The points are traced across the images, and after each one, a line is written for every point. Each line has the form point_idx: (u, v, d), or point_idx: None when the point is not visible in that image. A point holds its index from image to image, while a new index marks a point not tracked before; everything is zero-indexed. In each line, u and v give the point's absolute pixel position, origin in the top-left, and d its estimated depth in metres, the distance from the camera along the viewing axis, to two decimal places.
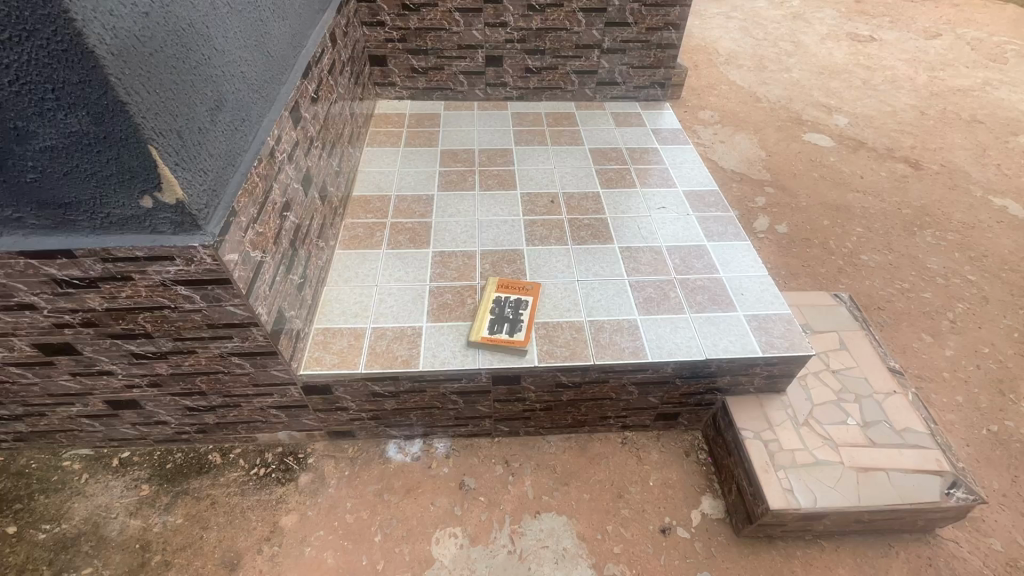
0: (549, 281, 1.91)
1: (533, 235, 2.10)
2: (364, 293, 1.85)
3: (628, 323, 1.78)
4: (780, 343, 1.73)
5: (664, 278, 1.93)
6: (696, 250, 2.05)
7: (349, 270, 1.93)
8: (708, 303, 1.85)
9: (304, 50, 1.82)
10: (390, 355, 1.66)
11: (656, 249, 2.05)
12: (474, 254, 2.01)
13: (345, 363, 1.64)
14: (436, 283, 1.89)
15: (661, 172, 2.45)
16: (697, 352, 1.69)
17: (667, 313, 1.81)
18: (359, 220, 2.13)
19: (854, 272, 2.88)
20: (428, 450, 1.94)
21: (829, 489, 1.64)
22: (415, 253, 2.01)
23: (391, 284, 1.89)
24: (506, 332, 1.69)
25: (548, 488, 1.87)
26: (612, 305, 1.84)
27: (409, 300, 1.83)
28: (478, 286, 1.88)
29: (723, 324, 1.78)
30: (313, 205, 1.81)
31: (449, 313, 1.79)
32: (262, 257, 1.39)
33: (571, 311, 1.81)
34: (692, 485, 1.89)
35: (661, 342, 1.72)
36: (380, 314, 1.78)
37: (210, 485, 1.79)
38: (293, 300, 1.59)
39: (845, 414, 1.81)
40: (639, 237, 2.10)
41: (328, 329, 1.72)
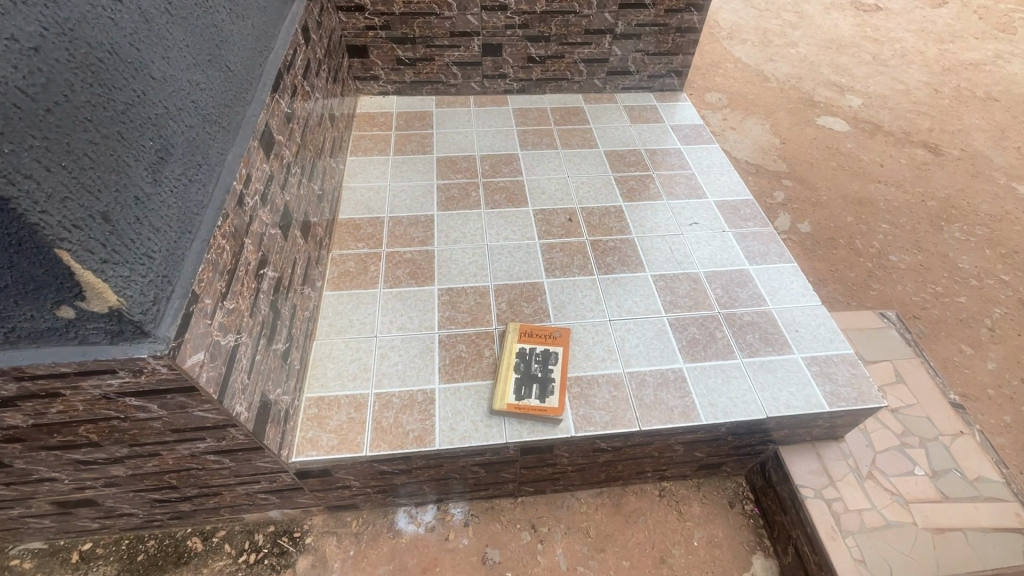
0: (577, 323, 1.65)
1: (552, 263, 1.83)
2: (362, 348, 1.57)
3: (673, 374, 1.54)
4: (847, 394, 1.51)
5: (708, 314, 1.69)
6: (739, 277, 1.80)
7: (341, 317, 1.64)
8: (761, 345, 1.62)
9: (273, 55, 1.48)
10: (398, 431, 1.39)
11: (694, 277, 1.80)
12: (487, 290, 1.73)
13: (346, 444, 1.36)
14: (446, 330, 1.62)
15: (688, 179, 2.18)
16: (756, 410, 1.47)
17: (716, 360, 1.58)
18: (349, 251, 1.83)
19: (884, 276, 2.69)
20: (444, 519, 1.70)
21: (904, 558, 1.45)
22: (419, 291, 1.72)
23: (393, 335, 1.60)
24: (536, 398, 1.42)
25: (582, 557, 1.65)
26: (653, 351, 1.59)
27: (416, 355, 1.56)
28: (496, 333, 1.61)
29: (781, 372, 1.55)
30: (295, 246, 1.50)
31: (465, 370, 1.52)
32: (236, 339, 1.09)
33: (607, 362, 1.56)
34: (740, 543, 1.70)
35: (714, 399, 1.49)
36: (383, 375, 1.51)
37: None
38: (277, 375, 1.30)
39: (911, 462, 1.63)
40: (673, 263, 1.84)
41: (323, 399, 1.44)
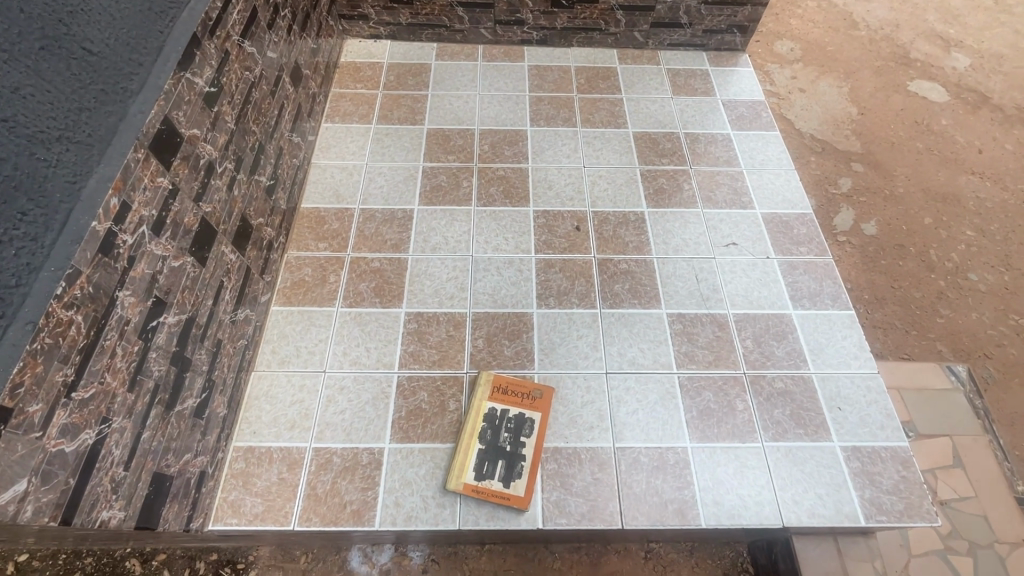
0: (566, 374, 1.35)
1: (547, 287, 1.50)
2: (306, 386, 1.33)
3: (674, 455, 1.25)
4: (890, 506, 1.20)
5: (729, 376, 1.37)
6: (778, 327, 1.45)
7: (286, 342, 1.39)
8: (791, 425, 1.30)
9: (188, 10, 1.08)
10: (335, 502, 1.18)
11: (720, 321, 1.45)
12: (463, 319, 1.44)
13: (271, 513, 1.17)
14: (406, 371, 1.35)
15: (733, 180, 1.75)
16: (771, 517, 1.18)
17: (730, 441, 1.27)
18: (307, 253, 1.54)
19: (957, 299, 2.25)
20: (400, 562, 1.54)
21: None
22: (382, 315, 1.44)
23: (344, 371, 1.35)
24: (499, 481, 1.19)
25: None
26: (653, 422, 1.29)
27: (367, 401, 1.31)
28: (466, 379, 1.34)
29: (810, 466, 1.24)
30: (223, 266, 1.22)
31: (422, 427, 1.27)
32: (101, 430, 0.86)
33: (594, 432, 1.28)
34: None
35: (720, 496, 1.21)
36: (325, 425, 1.28)
37: None
38: (182, 440, 1.07)
39: (952, 573, 1.35)
40: (697, 299, 1.49)
41: (252, 452, 1.24)
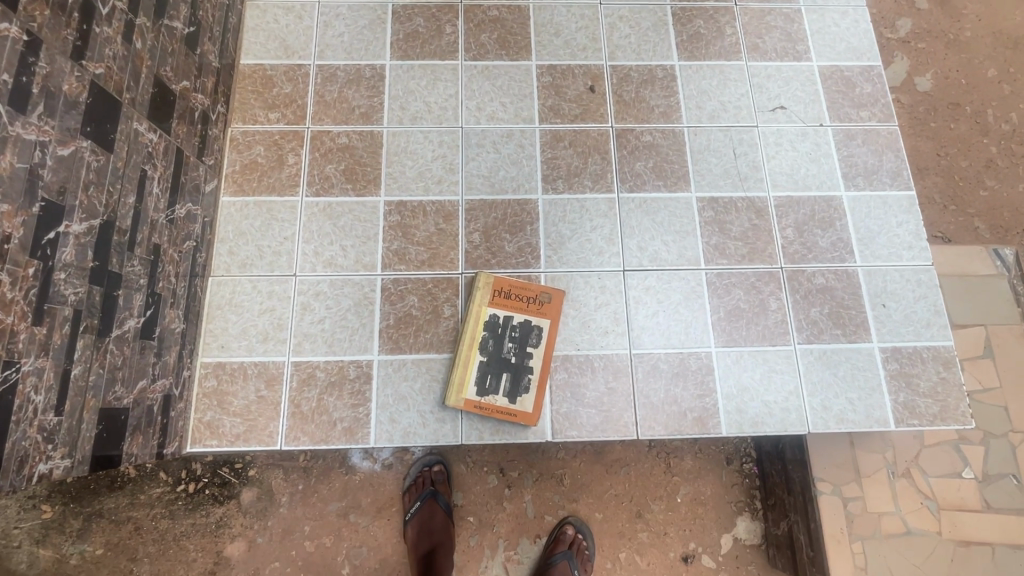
0: (577, 273, 1.17)
1: (555, 166, 1.24)
2: (276, 293, 1.14)
3: (696, 361, 1.13)
4: (925, 409, 1.12)
5: (764, 272, 1.19)
6: (825, 213, 1.23)
7: (245, 240, 1.17)
8: (827, 325, 1.16)
9: None
10: (323, 420, 1.08)
11: (757, 207, 1.23)
12: (454, 210, 1.20)
13: (254, 434, 1.06)
14: (391, 273, 1.16)
15: (788, 21, 1.38)
16: (796, 424, 1.11)
17: (759, 344, 1.14)
18: (256, 127, 1.23)
19: (1008, 168, 1.99)
20: (402, 457, 1.51)
21: (911, 568, 1.28)
22: (356, 205, 1.20)
23: (318, 275, 1.15)
24: (504, 396, 1.08)
25: (553, 506, 1.51)
26: (675, 326, 1.15)
27: (349, 309, 1.13)
28: (462, 282, 1.15)
29: (844, 370, 1.13)
30: (142, 150, 0.94)
31: (415, 337, 1.12)
32: (5, 376, 0.69)
33: (609, 338, 1.13)
34: (728, 503, 1.54)
35: (744, 403, 1.11)
36: (303, 337, 1.12)
37: (129, 505, 1.43)
38: (131, 368, 0.91)
39: (960, 462, 1.34)
40: (733, 180, 1.25)
41: (223, 368, 1.09)
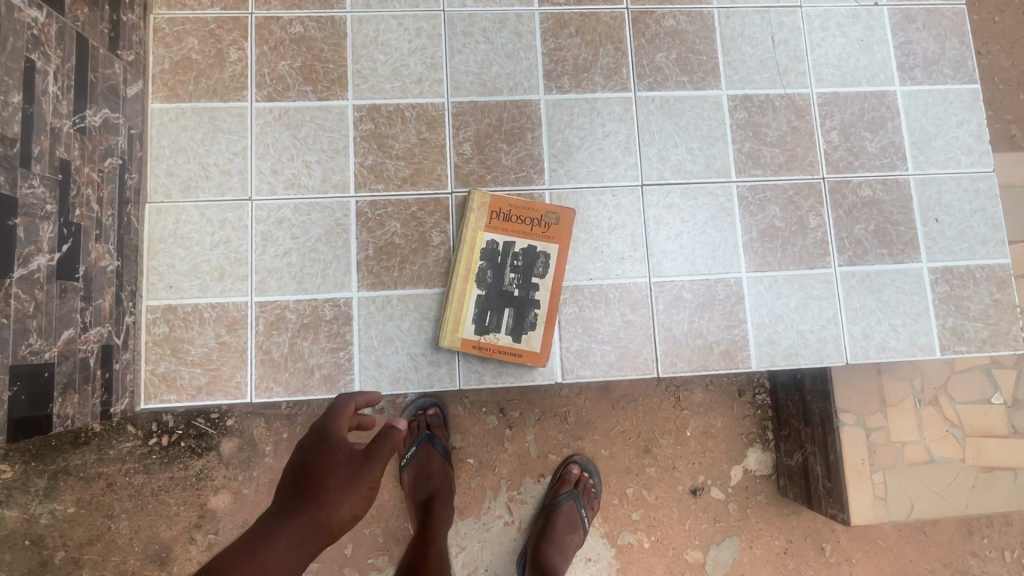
0: (588, 190, 0.99)
1: (558, 59, 1.02)
2: (230, 221, 0.95)
3: (725, 289, 0.99)
4: (974, 335, 1.00)
5: (804, 183, 1.02)
6: (876, 113, 1.05)
7: (185, 157, 0.96)
8: (872, 244, 1.02)
9: None
10: (298, 368, 0.93)
11: (798, 106, 1.04)
12: (439, 115, 0.99)
13: (219, 386, 0.92)
14: (367, 194, 0.97)
15: None
16: (834, 355, 0.99)
17: (796, 267, 1.00)
18: (186, 13, 0.98)
19: None
20: (394, 401, 1.39)
21: (932, 496, 1.23)
22: (319, 112, 0.98)
23: (280, 198, 0.96)
24: (507, 335, 0.94)
25: (557, 445, 1.43)
26: (701, 249, 0.99)
27: (319, 239, 0.95)
28: (452, 204, 0.97)
29: (889, 294, 1.00)
30: (24, 33, 0.72)
31: (400, 270, 0.96)
32: None
33: (625, 265, 0.98)
34: (739, 435, 1.47)
35: (777, 334, 0.99)
36: (267, 273, 0.94)
37: (97, 461, 1.31)
38: (48, 315, 0.74)
39: (990, 387, 1.27)
40: (770, 74, 1.05)
41: (174, 312, 0.92)
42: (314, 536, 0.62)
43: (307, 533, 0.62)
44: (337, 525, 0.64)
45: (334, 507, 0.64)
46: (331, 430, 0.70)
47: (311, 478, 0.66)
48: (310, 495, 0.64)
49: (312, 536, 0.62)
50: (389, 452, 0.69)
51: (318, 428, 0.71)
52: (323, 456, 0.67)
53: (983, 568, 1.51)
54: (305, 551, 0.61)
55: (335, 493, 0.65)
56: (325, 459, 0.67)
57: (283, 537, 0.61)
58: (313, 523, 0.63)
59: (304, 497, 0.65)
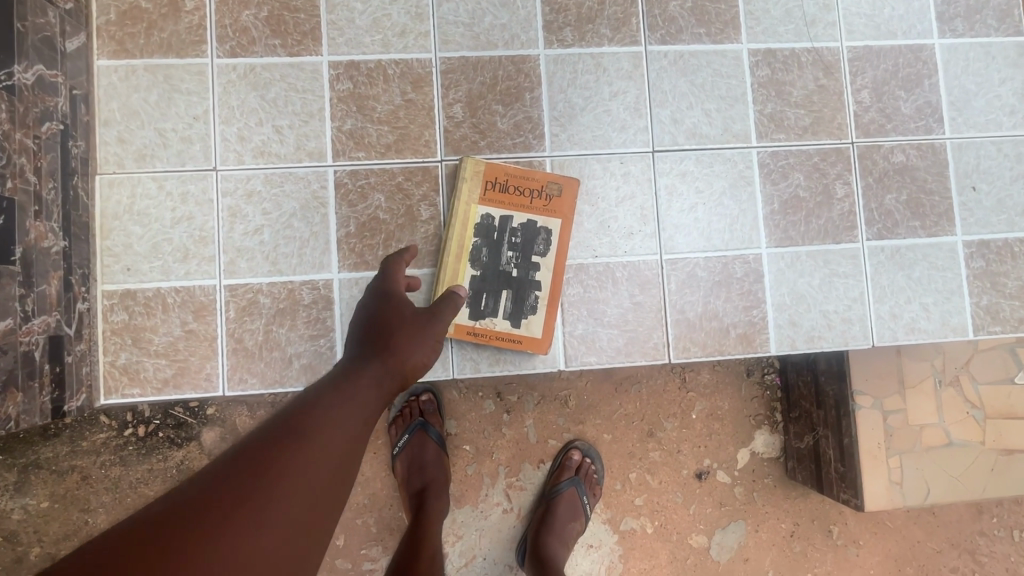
0: (593, 157, 0.89)
1: (560, 7, 0.90)
2: (192, 194, 0.85)
3: (742, 266, 0.90)
4: (1009, 314, 0.93)
5: (830, 148, 0.93)
6: (911, 69, 0.95)
7: (138, 122, 0.84)
8: (903, 216, 0.93)
9: None
10: (275, 358, 0.84)
11: (826, 62, 0.94)
12: (426, 73, 0.88)
13: (187, 378, 0.83)
14: (346, 163, 0.86)
15: None
16: (859, 337, 0.91)
17: (821, 242, 0.91)
18: None
19: None
20: None
21: (949, 480, 1.17)
22: (290, 69, 0.87)
23: (248, 168, 0.85)
24: (505, 320, 0.85)
25: (557, 430, 1.36)
26: (717, 222, 0.90)
27: (294, 214, 0.85)
28: (442, 173, 0.87)
29: (920, 270, 0.92)
30: None
31: (385, 248, 0.86)
32: None
33: (634, 241, 0.89)
34: (746, 418, 1.41)
35: (798, 315, 0.91)
36: (237, 253, 0.85)
37: (70, 453, 1.23)
38: None
39: (1014, 366, 1.20)
40: (796, 25, 0.94)
41: (133, 297, 0.83)
42: (392, 377, 0.64)
43: (387, 371, 0.64)
44: (414, 363, 0.67)
45: (408, 349, 0.67)
46: (390, 282, 0.74)
47: (380, 326, 0.68)
48: (384, 339, 0.67)
49: (388, 377, 0.64)
50: (449, 307, 0.73)
51: (375, 285, 0.74)
52: (389, 313, 0.70)
53: (991, 547, 1.48)
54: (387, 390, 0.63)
55: (407, 335, 0.67)
56: (392, 315, 0.70)
57: (368, 374, 0.62)
58: (392, 363, 0.64)
59: (373, 346, 0.66)
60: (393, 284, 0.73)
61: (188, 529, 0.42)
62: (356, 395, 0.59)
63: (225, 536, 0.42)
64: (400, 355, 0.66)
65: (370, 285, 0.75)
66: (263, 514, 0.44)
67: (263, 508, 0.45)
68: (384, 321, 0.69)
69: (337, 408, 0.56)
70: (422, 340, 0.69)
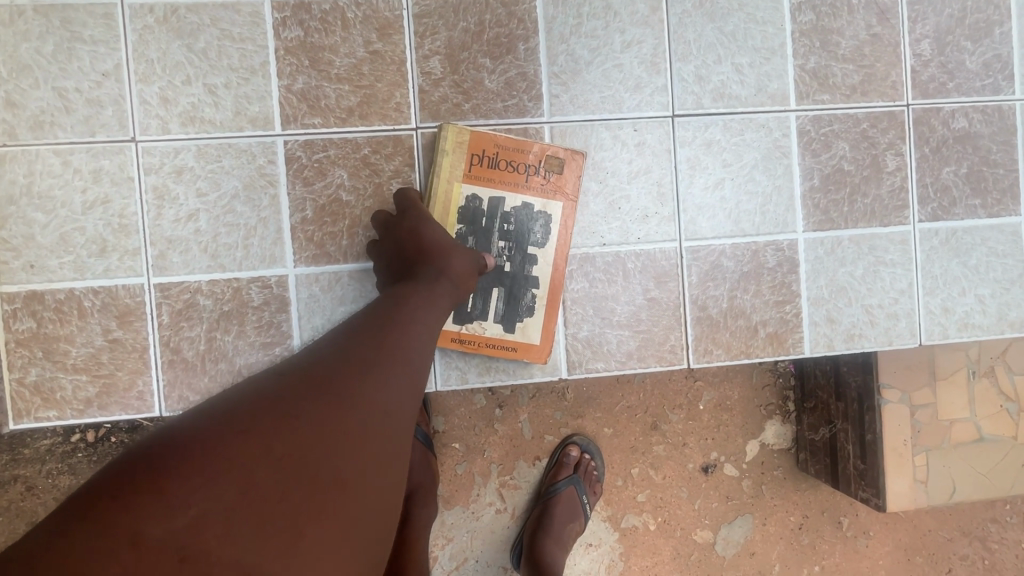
0: (600, 123, 0.74)
1: None
2: (107, 172, 0.68)
3: (775, 254, 0.77)
4: None
5: (882, 112, 0.78)
6: (981, 15, 0.79)
7: (32, 80, 0.67)
8: (962, 193, 0.79)
9: None
10: (221, 371, 0.70)
11: (881, 6, 0.78)
12: (395, 17, 0.71)
13: (115, 397, 0.69)
14: (299, 131, 0.70)
15: None
16: (904, 335, 0.79)
17: (866, 225, 0.78)
18: None
19: None
20: None
21: (977, 477, 1.09)
22: (223, 11, 0.69)
23: (176, 139, 0.69)
24: (496, 324, 0.72)
25: (553, 425, 1.26)
26: (748, 202, 0.76)
27: (236, 195, 0.70)
28: (417, 145, 0.72)
29: (978, 257, 0.79)
30: None
31: (349, 238, 0.71)
32: None
33: (649, 226, 0.75)
34: (757, 408, 1.31)
35: (837, 311, 0.78)
36: (167, 245, 0.69)
37: (10, 462, 1.07)
38: None
39: None
40: None
41: (41, 301, 0.68)
42: (454, 288, 0.64)
43: (448, 282, 0.64)
44: (462, 278, 0.66)
45: (462, 268, 0.66)
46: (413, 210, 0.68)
47: (418, 244, 0.66)
48: (429, 252, 0.65)
49: (450, 289, 0.64)
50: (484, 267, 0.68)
51: (393, 213, 0.69)
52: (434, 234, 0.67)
53: (1003, 535, 1.41)
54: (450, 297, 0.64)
55: (450, 254, 0.66)
56: (440, 235, 0.67)
57: (422, 287, 0.62)
58: (446, 277, 0.64)
59: (427, 259, 0.65)
60: (416, 205, 0.68)
61: (320, 385, 0.48)
62: (421, 299, 0.60)
63: (329, 411, 0.46)
64: (447, 270, 0.65)
65: (379, 215, 0.69)
66: (379, 377, 0.50)
67: (369, 381, 0.50)
68: (421, 238, 0.66)
69: (416, 304, 0.60)
70: (466, 254, 0.67)
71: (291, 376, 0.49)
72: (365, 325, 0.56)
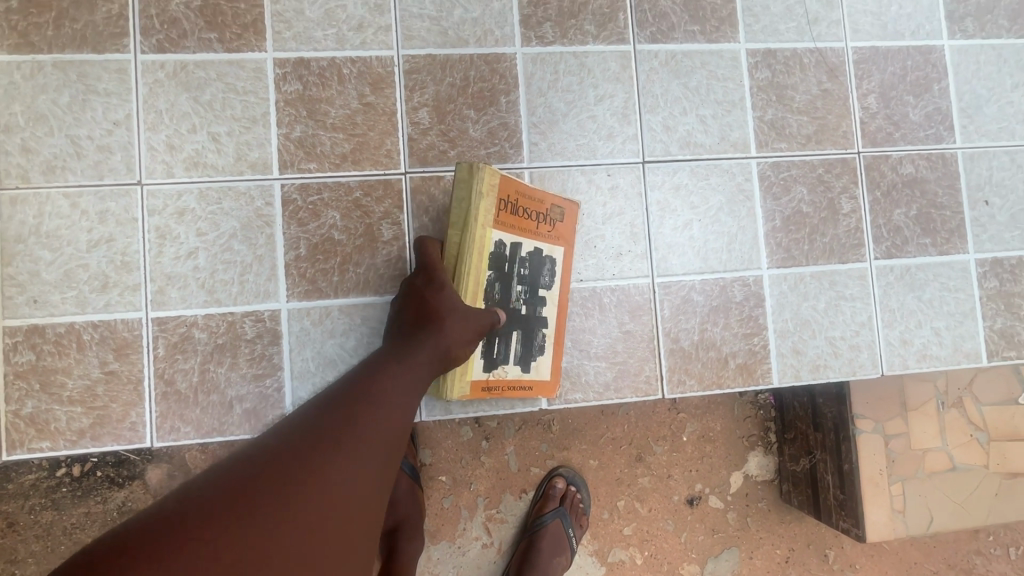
0: (575, 168, 0.80)
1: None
2: (113, 213, 0.73)
3: (742, 289, 0.82)
4: None
5: (836, 159, 0.85)
6: (920, 73, 0.87)
7: (46, 128, 0.72)
8: (913, 232, 0.85)
9: None
10: (212, 402, 0.73)
11: (830, 64, 0.85)
12: (387, 73, 0.77)
13: (108, 428, 0.71)
14: (295, 176, 0.75)
15: None
16: (867, 366, 0.83)
17: (826, 262, 0.83)
18: None
19: None
20: None
21: (952, 507, 1.11)
22: (228, 67, 0.75)
23: (179, 182, 0.74)
24: (515, 365, 0.76)
25: (540, 457, 1.27)
26: (715, 241, 0.82)
27: (234, 234, 0.74)
28: (407, 189, 0.77)
29: (931, 292, 0.85)
30: None
31: (340, 275, 0.75)
32: None
33: (623, 264, 0.80)
34: (739, 439, 1.33)
35: (802, 343, 0.82)
36: (167, 281, 0.73)
37: None
38: None
39: (1017, 386, 1.14)
40: (798, 23, 0.85)
41: (42, 335, 0.71)
42: (439, 359, 0.67)
43: (435, 352, 0.67)
44: (455, 343, 0.68)
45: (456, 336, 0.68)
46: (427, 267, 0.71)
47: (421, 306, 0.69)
48: (424, 316, 0.68)
49: (435, 361, 0.67)
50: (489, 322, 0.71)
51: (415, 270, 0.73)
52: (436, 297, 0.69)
53: (988, 566, 1.41)
54: (433, 369, 0.67)
55: (447, 320, 0.68)
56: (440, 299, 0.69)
57: (411, 358, 0.65)
58: (435, 347, 0.67)
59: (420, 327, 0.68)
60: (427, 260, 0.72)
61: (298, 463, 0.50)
62: (406, 372, 0.63)
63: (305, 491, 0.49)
64: (442, 334, 0.67)
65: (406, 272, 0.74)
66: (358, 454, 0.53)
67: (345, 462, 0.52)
68: (425, 302, 0.69)
69: (403, 374, 0.63)
70: (466, 317, 0.69)
71: (279, 446, 0.52)
72: (349, 397, 0.58)
